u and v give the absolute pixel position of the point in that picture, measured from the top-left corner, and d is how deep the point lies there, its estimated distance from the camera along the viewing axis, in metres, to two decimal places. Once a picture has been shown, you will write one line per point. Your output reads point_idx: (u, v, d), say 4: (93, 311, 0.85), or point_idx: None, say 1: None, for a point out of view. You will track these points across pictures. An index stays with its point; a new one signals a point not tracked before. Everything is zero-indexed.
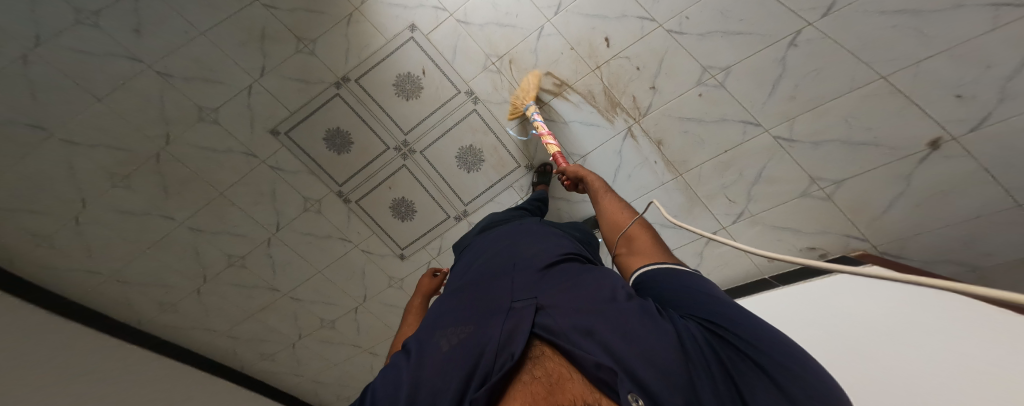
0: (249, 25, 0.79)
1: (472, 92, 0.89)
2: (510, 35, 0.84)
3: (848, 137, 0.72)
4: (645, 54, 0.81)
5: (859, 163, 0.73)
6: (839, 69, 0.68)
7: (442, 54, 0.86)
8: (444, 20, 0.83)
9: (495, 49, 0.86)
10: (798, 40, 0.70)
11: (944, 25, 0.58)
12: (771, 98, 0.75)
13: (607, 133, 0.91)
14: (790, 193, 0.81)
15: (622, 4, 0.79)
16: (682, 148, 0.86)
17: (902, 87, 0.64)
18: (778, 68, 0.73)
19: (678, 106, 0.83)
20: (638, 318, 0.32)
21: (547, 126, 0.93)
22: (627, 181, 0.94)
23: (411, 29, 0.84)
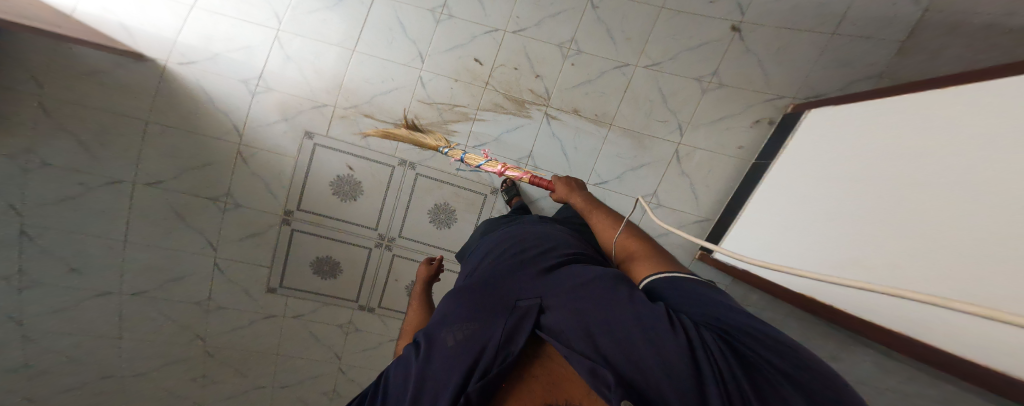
0: (187, 198, 1.01)
1: (406, 161, 1.09)
2: (401, 94, 1.17)
3: (683, 44, 1.08)
4: (513, 56, 1.17)
5: (691, 62, 1.13)
6: (635, 12, 1.10)
7: (403, 121, 1.16)
8: (354, 118, 1.13)
9: (418, 109, 1.17)
10: (595, 4, 1.10)
11: None
12: (616, 43, 1.14)
13: (529, 121, 1.20)
14: (701, 86, 1.05)
15: (467, 32, 1.16)
16: (592, 99, 1.16)
17: (681, 7, 1.02)
18: (598, 26, 1.13)
19: (568, 77, 1.17)
20: (644, 316, 0.31)
21: (483, 145, 1.16)
22: (573, 148, 1.22)
23: (309, 137, 1.09)
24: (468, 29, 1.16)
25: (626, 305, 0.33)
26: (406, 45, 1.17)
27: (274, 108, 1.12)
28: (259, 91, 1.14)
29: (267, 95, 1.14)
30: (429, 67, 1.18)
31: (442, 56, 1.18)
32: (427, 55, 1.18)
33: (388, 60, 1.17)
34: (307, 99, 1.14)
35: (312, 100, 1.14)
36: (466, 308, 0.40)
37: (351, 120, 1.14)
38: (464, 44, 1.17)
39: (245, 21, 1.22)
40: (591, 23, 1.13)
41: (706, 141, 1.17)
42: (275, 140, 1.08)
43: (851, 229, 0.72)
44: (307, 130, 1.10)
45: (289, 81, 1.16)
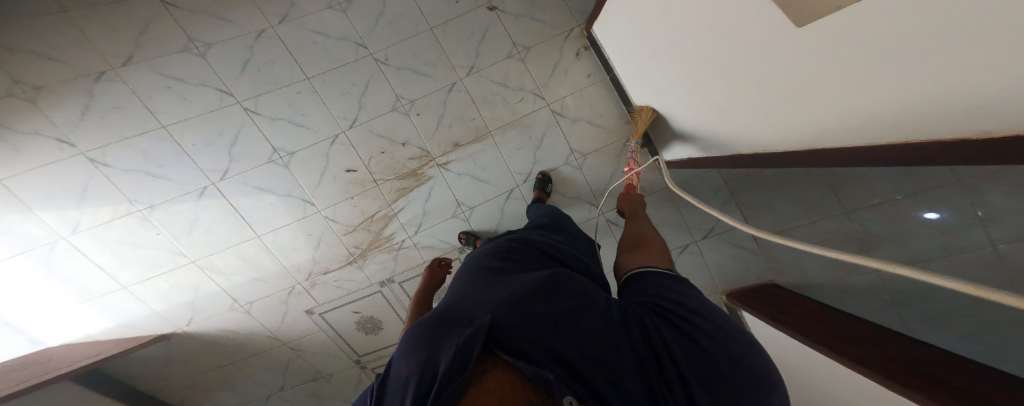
0: (306, 382, 1.47)
1: (382, 281, 1.28)
2: (327, 240, 1.24)
3: (475, 43, 1.09)
4: (368, 143, 1.13)
5: (494, 41, 1.10)
6: (415, 41, 1.07)
7: (351, 256, 1.26)
8: (319, 278, 1.29)
9: (352, 240, 1.24)
10: (381, 59, 1.08)
11: (397, 17, 1.06)
12: (432, 74, 1.10)
13: (434, 180, 1.18)
14: (513, 67, 1.12)
15: (316, 157, 1.15)
16: (463, 125, 1.13)
17: (438, 27, 1.07)
18: (399, 71, 1.09)
19: (426, 124, 1.12)
20: (603, 315, 0.42)
21: (421, 227, 1.23)
22: (488, 168, 1.18)
23: (311, 312, 1.34)
24: (314, 154, 1.15)
25: (570, 314, 0.42)
26: (287, 197, 1.20)
27: (269, 311, 1.36)
28: (247, 307, 1.36)
29: (255, 304, 1.35)
30: (322, 205, 1.20)
31: (321, 190, 1.18)
32: (314, 198, 1.19)
33: (292, 226, 1.23)
34: (278, 291, 1.32)
35: (282, 288, 1.32)
36: (418, 335, 0.42)
37: (315, 284, 1.30)
38: (326, 166, 1.16)
39: (176, 275, 1.35)
40: (397, 74, 1.09)
41: (564, 89, 1.15)
42: (301, 328, 1.36)
43: (820, 123, 0.57)
44: (306, 310, 1.34)
45: (252, 290, 1.33)
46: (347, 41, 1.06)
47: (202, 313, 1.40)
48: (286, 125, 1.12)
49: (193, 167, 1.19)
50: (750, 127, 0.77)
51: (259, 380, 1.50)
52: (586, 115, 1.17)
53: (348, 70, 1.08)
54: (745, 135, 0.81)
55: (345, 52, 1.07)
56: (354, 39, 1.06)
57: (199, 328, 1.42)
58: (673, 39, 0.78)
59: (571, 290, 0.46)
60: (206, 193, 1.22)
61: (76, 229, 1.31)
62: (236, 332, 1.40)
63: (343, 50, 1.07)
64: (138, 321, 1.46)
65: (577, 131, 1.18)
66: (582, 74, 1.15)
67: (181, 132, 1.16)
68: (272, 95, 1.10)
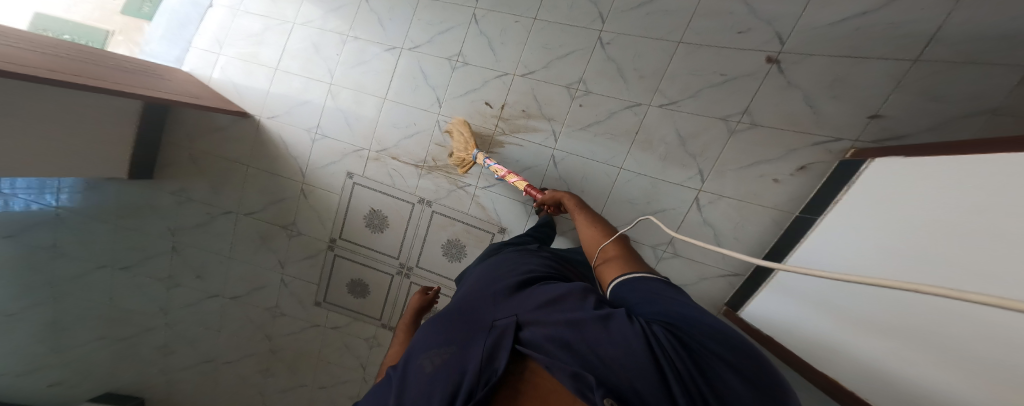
0: (278, 226, 1.47)
1: (423, 199, 1.29)
2: (422, 137, 1.32)
3: (708, 82, 1.08)
4: (521, 99, 1.24)
5: (728, 96, 1.07)
6: (647, 50, 1.12)
7: (424, 162, 1.31)
8: (382, 158, 1.35)
9: (437, 152, 1.30)
10: (606, 42, 1.16)
11: (663, 18, 1.11)
12: (629, 82, 1.15)
13: (539, 164, 1.25)
14: (710, 128, 1.09)
15: (480, 77, 1.26)
16: (606, 145, 1.19)
17: (693, 46, 1.08)
18: (609, 62, 1.16)
19: (578, 118, 1.21)
20: (612, 320, 0.36)
21: (494, 189, 1.25)
22: (585, 190, 1.22)
23: (351, 175, 1.38)
24: (481, 74, 1.26)
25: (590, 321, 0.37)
26: (432, 90, 1.32)
27: (327, 153, 1.43)
28: (318, 138, 1.46)
29: (325, 140, 1.44)
30: (445, 111, 1.30)
31: (457, 100, 1.29)
32: (444, 100, 1.31)
33: (412, 110, 1.34)
34: (350, 144, 1.41)
35: (354, 145, 1.40)
36: (439, 329, 0.43)
37: (377, 159, 1.36)
38: (479, 88, 1.27)
39: (309, 83, 1.54)
40: (602, 62, 1.16)
41: (734, 188, 1.08)
42: (331, 182, 1.41)
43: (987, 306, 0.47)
44: (349, 171, 1.38)
45: (336, 129, 1.44)
46: (594, 7, 1.16)
47: (290, 118, 1.53)
48: (483, 43, 1.25)
49: (405, 31, 1.35)
50: (895, 307, 0.62)
51: (244, 198, 1.53)
52: (731, 221, 1.10)
53: (569, 32, 1.18)
54: (873, 313, 0.67)
55: (585, 18, 1.17)
56: (602, 10, 1.15)
57: (273, 126, 1.55)
58: (944, 180, 0.64)
59: (594, 299, 0.41)
60: (391, 53, 1.38)
61: (304, 22, 1.62)
62: (292, 146, 1.49)
63: (587, 15, 1.17)
64: (248, 93, 1.66)
65: (698, 226, 1.12)
66: (763, 185, 1.06)
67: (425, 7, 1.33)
68: (500, 16, 1.24)
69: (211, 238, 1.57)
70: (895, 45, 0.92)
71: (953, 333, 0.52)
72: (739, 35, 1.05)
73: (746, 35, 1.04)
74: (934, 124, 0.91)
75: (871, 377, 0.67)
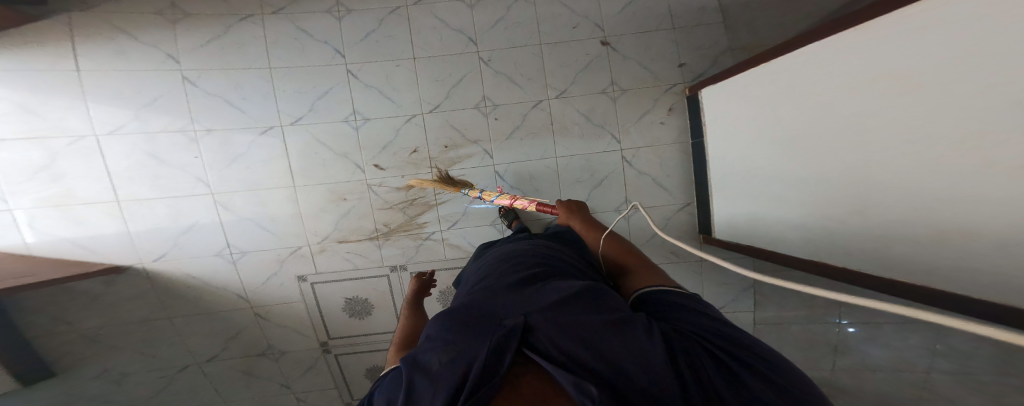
0: (251, 357, 1.33)
1: (396, 267, 1.25)
2: (360, 209, 1.26)
3: (578, 67, 1.23)
4: (439, 133, 1.29)
5: (596, 74, 1.23)
6: (520, 57, 1.24)
7: (376, 232, 1.26)
8: (325, 246, 1.24)
9: (385, 217, 1.27)
10: (485, 61, 1.24)
11: (516, 29, 1.22)
12: (522, 85, 1.25)
13: (485, 182, 1.31)
14: (599, 100, 1.25)
15: (391, 129, 1.28)
16: (531, 144, 1.29)
17: (550, 45, 1.22)
18: (496, 75, 1.25)
19: (498, 130, 1.28)
20: (637, 325, 0.39)
21: (458, 226, 1.28)
22: (537, 189, 1.32)
23: (302, 279, 1.23)
24: (389, 125, 1.28)
25: (616, 323, 0.40)
26: (344, 159, 1.28)
27: (258, 268, 1.24)
28: (237, 257, 1.25)
29: (248, 256, 1.25)
30: (372, 174, 1.28)
31: (378, 159, 1.28)
32: (367, 166, 1.28)
33: (332, 187, 1.27)
34: (281, 248, 1.25)
35: (286, 246, 1.24)
36: (450, 326, 0.43)
37: (321, 250, 1.24)
38: (393, 139, 1.28)
39: (183, 204, 1.28)
40: (492, 77, 1.25)
41: (642, 139, 1.27)
42: (283, 294, 1.24)
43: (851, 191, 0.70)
44: (299, 275, 1.23)
45: (255, 239, 1.25)
46: (459, 34, 1.24)
47: (184, 251, 1.27)
48: (376, 93, 1.28)
49: (274, 108, 1.28)
50: (802, 190, 0.87)
51: (190, 347, 1.31)
52: (655, 164, 1.30)
53: (450, 62, 1.26)
54: (786, 195, 0.93)
55: (456, 45, 1.25)
56: (468, 34, 1.24)
57: (167, 268, 1.27)
58: (756, 91, 0.95)
59: (614, 305, 0.44)
60: (270, 133, 1.28)
61: (112, 130, 1.28)
62: (210, 281, 1.26)
63: (456, 42, 1.25)
64: (101, 244, 1.30)
65: (636, 178, 1.31)
66: (656, 131, 1.27)
67: (282, 77, 1.30)
68: (376, 64, 1.28)
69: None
70: (665, 15, 1.22)
71: (836, 203, 0.76)
72: (574, 29, 1.22)
73: (579, 28, 1.22)
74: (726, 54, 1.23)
75: (797, 242, 0.94)
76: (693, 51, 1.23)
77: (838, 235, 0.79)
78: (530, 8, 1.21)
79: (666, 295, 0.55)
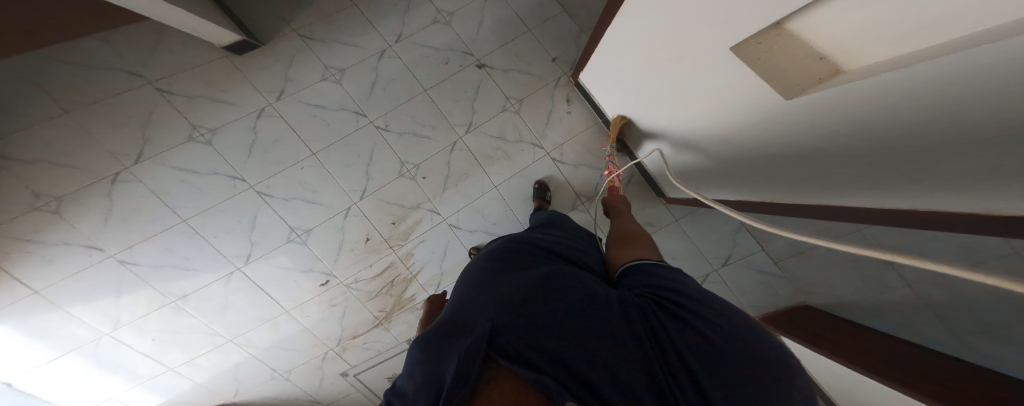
0: None
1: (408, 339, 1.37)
2: (352, 305, 1.33)
3: (470, 96, 1.26)
4: (379, 210, 1.24)
5: (486, 92, 1.27)
6: (412, 104, 1.23)
7: (377, 319, 1.35)
8: (344, 345, 1.37)
9: (377, 304, 1.34)
10: (384, 125, 1.21)
11: (395, 81, 1.23)
12: (430, 132, 1.24)
13: (446, 237, 1.29)
14: (503, 117, 1.28)
15: (334, 231, 1.25)
16: (468, 183, 1.26)
17: (433, 82, 1.25)
18: (403, 130, 1.23)
19: (433, 186, 1.25)
20: (599, 327, 0.45)
21: (442, 285, 1.33)
22: (496, 224, 1.30)
23: (345, 374, 1.40)
24: (330, 226, 1.25)
25: (577, 321, 0.46)
26: (310, 271, 1.30)
27: (308, 377, 1.42)
28: (287, 374, 1.43)
29: (293, 370, 1.42)
30: (343, 274, 1.30)
31: (339, 260, 1.28)
32: (334, 271, 1.29)
33: (317, 298, 1.33)
34: (313, 358, 1.40)
35: (316, 355, 1.39)
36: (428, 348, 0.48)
37: (343, 350, 1.38)
38: (343, 239, 1.26)
39: (218, 356, 1.44)
40: (398, 138, 1.22)
41: (560, 135, 1.31)
42: (339, 389, 1.43)
43: (816, 148, 0.64)
44: (340, 372, 1.40)
45: (288, 359, 1.41)
46: (345, 111, 1.20)
47: (245, 384, 1.47)
48: (299, 203, 1.22)
49: (220, 254, 1.28)
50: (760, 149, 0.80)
51: None
52: (587, 150, 1.32)
53: (350, 142, 1.20)
54: (749, 162, 0.87)
55: (347, 121, 1.20)
56: (352, 108, 1.21)
57: (246, 397, 1.50)
58: (628, 54, 0.99)
59: (579, 298, 0.49)
60: (234, 278, 1.31)
61: (116, 325, 1.37)
62: (279, 400, 1.47)
63: (344, 119, 1.20)
64: (185, 400, 1.53)
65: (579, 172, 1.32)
66: (568, 123, 1.31)
67: (201, 222, 1.25)
68: (281, 175, 1.20)
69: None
70: (515, 25, 1.29)
71: (806, 159, 0.70)
72: (447, 65, 1.26)
73: (449, 58, 1.26)
74: (578, 35, 1.34)
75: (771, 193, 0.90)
76: (556, 42, 1.32)
77: (806, 178, 0.75)
78: (398, 61, 1.23)
79: (641, 274, 0.62)
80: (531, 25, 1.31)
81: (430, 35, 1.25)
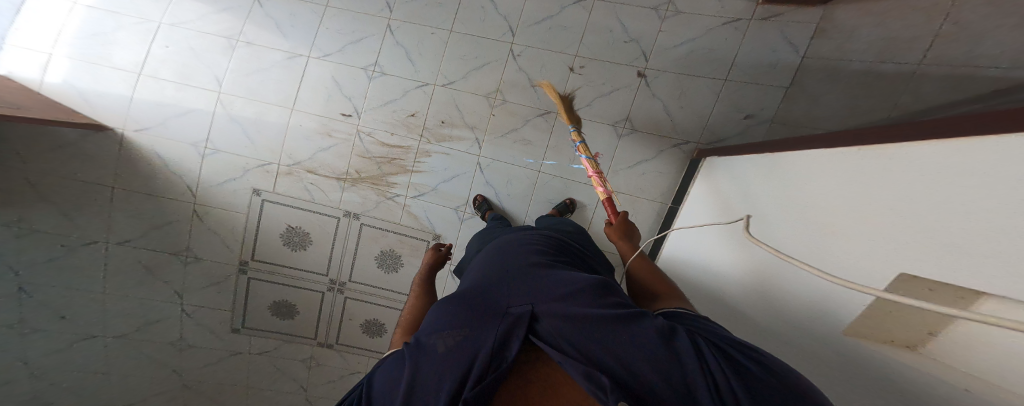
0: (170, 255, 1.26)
1: (349, 212, 1.19)
2: (342, 149, 1.19)
3: (601, 92, 1.19)
4: (441, 110, 1.16)
5: (620, 100, 1.20)
6: (550, 61, 1.15)
7: (347, 174, 1.19)
8: (279, 179, 1.20)
9: (359, 164, 1.19)
10: (518, 54, 1.17)
11: (565, 24, 1.15)
12: (540, 93, 1.17)
13: (465, 171, 1.21)
14: (609, 129, 1.23)
15: (400, 89, 1.15)
16: (525, 151, 1.22)
17: (591, 56, 1.18)
18: (524, 74, 1.17)
19: (496, 125, 1.19)
20: (644, 334, 0.40)
21: (426, 199, 1.21)
22: (510, 196, 1.24)
23: (257, 193, 1.20)
24: (400, 83, 1.13)
25: (621, 321, 0.42)
26: (347, 101, 1.17)
27: (225, 169, 1.21)
28: (208, 152, 1.22)
29: (218, 155, 1.22)
30: (366, 119, 1.17)
31: (377, 112, 1.17)
32: (364, 111, 1.17)
33: (321, 120, 1.18)
34: (251, 159, 1.20)
35: (257, 158, 1.20)
36: (454, 315, 0.47)
37: (284, 173, 1.20)
38: (397, 101, 1.16)
39: (181, 92, 1.24)
40: (516, 72, 1.17)
41: (625, 185, 1.25)
42: (231, 200, 1.21)
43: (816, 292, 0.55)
44: (254, 188, 1.20)
45: (233, 142, 1.21)
46: (504, 20, 1.16)
47: (167, 131, 1.24)
48: (401, 52, 1.14)
49: (311, 39, 1.18)
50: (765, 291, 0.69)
51: (128, 223, 1.25)
52: (633, 210, 1.27)
53: (483, 45, 1.15)
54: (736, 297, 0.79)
55: (495, 29, 1.16)
56: (511, 22, 1.16)
57: (141, 142, 1.25)
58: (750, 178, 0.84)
59: (618, 303, 0.47)
60: (296, 60, 1.19)
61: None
62: (168, 168, 1.23)
63: (495, 26, 1.16)
64: (96, 101, 1.28)
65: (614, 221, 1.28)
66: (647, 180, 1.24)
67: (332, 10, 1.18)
68: (416, 26, 1.16)
69: (72, 275, 1.27)
70: (715, 67, 1.16)
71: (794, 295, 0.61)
72: (618, 48, 1.17)
73: (626, 45, 1.17)
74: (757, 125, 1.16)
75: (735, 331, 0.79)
76: (724, 112, 1.18)
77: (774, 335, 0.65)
78: (586, 13, 1.15)
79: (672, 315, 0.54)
80: (727, 78, 1.15)
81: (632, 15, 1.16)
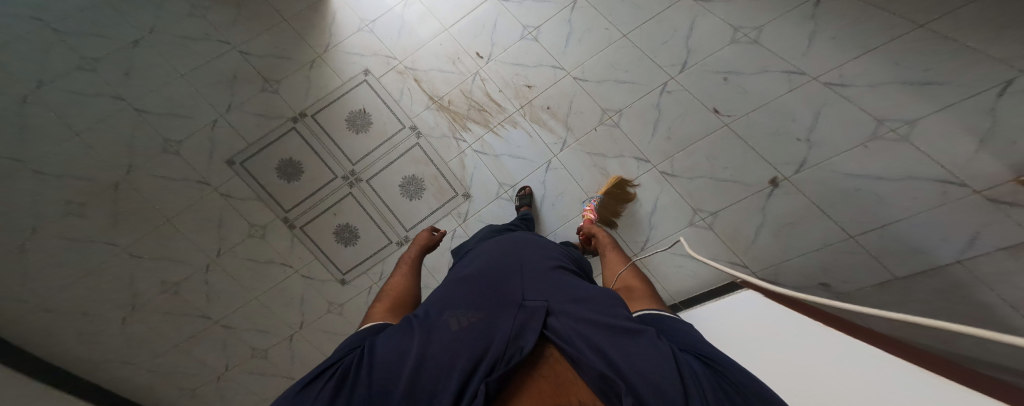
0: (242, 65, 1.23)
1: (414, 127, 1.23)
2: (454, 79, 1.24)
3: (713, 174, 1.05)
4: (557, 96, 1.17)
5: (727, 194, 1.04)
6: (693, 116, 1.07)
7: (438, 100, 1.24)
8: (389, 72, 1.28)
9: (455, 97, 1.24)
10: (668, 89, 1.09)
11: (751, 85, 1.02)
12: (655, 136, 1.10)
13: (534, 162, 1.16)
14: (687, 214, 1.08)
15: (537, 59, 1.19)
16: (593, 179, 1.14)
17: (740, 133, 1.03)
18: (657, 112, 1.10)
19: (590, 139, 1.14)
20: (646, 338, 0.35)
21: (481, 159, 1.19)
22: (551, 207, 1.16)
23: (364, 73, 1.29)
24: (539, 55, 1.19)
25: (623, 330, 0.37)
26: (488, 45, 1.23)
27: (359, 44, 1.29)
28: (364, 30, 1.29)
29: (366, 28, 1.30)
30: (489, 68, 1.23)
31: (505, 66, 1.21)
32: (495, 60, 1.23)
33: (460, 47, 1.25)
34: (384, 50, 1.29)
35: (387, 48, 1.29)
36: (469, 301, 0.42)
37: (399, 71, 1.28)
38: (528, 68, 1.20)
39: None
40: (654, 102, 1.10)
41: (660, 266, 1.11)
42: (343, 66, 1.28)
43: None
44: (367, 70, 1.29)
45: (387, 27, 1.29)
46: (683, 52, 1.08)
47: None
48: (563, 34, 1.18)
49: None
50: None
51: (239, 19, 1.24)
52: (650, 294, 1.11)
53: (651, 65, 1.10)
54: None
55: (669, 57, 1.09)
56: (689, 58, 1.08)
57: None
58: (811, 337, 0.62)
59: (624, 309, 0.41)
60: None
61: None
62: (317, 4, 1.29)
63: (671, 55, 1.09)
64: None
65: None
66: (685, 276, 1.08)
67: None
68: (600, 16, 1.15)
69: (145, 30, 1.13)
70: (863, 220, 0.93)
71: None
72: (778, 139, 1.00)
73: (795, 145, 0.98)
74: None
75: None
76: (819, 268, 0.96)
77: None
78: (785, 89, 0.99)
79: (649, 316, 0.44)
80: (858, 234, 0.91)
81: (841, 115, 0.94)
